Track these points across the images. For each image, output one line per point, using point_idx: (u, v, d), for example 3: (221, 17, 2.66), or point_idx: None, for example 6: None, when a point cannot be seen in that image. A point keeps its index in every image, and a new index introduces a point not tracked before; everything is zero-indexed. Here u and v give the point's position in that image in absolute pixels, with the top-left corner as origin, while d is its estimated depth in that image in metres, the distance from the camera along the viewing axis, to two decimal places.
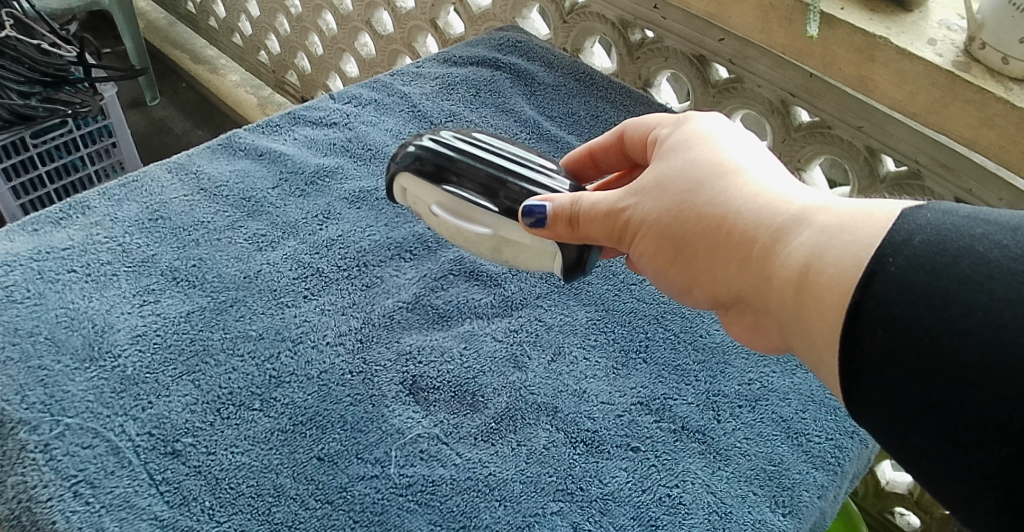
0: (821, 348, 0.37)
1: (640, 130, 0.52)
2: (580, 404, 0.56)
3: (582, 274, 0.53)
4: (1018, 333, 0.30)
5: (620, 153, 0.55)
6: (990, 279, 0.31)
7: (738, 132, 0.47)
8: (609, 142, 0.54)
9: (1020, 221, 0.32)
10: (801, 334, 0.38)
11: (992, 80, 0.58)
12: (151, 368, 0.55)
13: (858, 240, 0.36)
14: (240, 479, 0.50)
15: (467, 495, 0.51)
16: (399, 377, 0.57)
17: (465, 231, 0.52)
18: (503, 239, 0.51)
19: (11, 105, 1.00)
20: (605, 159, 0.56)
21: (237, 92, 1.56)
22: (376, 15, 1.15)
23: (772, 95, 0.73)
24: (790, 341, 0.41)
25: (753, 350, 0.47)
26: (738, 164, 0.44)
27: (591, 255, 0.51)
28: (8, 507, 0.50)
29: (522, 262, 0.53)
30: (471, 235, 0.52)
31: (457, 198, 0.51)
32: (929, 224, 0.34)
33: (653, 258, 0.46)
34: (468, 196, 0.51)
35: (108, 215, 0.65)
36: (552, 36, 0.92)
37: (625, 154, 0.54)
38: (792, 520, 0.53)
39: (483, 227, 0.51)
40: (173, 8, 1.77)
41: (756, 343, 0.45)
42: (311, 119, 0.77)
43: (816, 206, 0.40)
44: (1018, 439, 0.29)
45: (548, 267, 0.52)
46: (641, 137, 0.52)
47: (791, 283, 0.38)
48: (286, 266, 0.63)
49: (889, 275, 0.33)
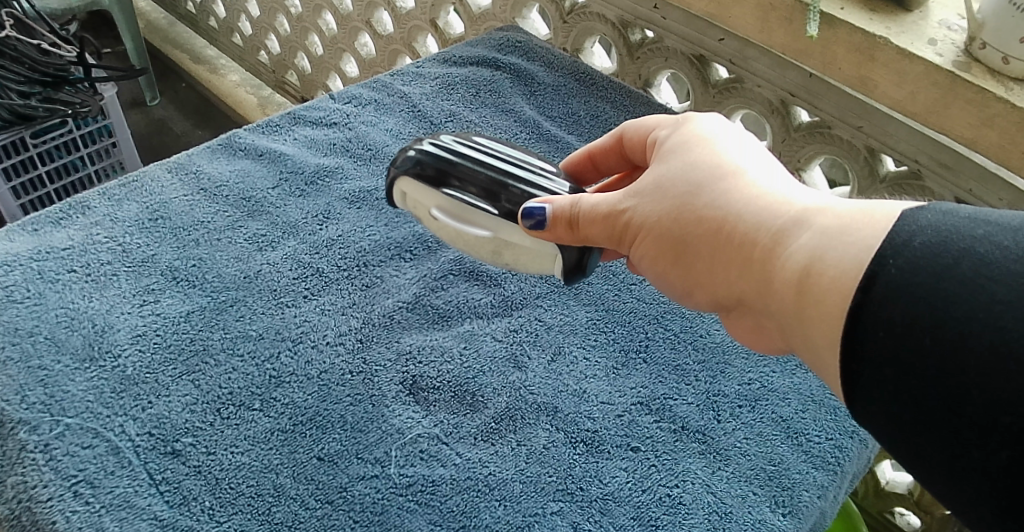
0: (823, 350, 0.37)
1: (640, 132, 0.52)
2: (580, 404, 0.56)
3: (583, 277, 0.52)
4: (1018, 336, 0.30)
5: (620, 156, 0.55)
6: (991, 280, 0.31)
7: (737, 133, 0.47)
8: (610, 145, 0.54)
9: (1021, 221, 0.32)
10: (802, 337, 0.38)
11: (992, 80, 0.58)
12: (151, 368, 0.55)
13: (858, 242, 0.36)
14: (239, 479, 0.50)
15: (467, 495, 0.51)
16: (399, 377, 0.57)
17: (466, 234, 0.52)
18: (503, 242, 0.51)
19: (11, 105, 1.00)
20: (605, 162, 0.56)
21: (237, 92, 1.57)
22: (376, 15, 1.15)
23: (772, 95, 0.73)
24: (791, 343, 0.40)
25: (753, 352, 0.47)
26: (738, 165, 0.44)
27: (592, 257, 0.51)
28: (8, 507, 0.50)
29: (522, 265, 0.53)
30: (472, 238, 0.52)
31: (458, 201, 0.51)
32: (930, 226, 0.34)
33: (653, 260, 0.46)
34: (468, 200, 0.51)
35: (108, 215, 0.65)
36: (552, 36, 0.92)
37: (625, 156, 0.54)
38: (792, 520, 0.53)
39: (483, 230, 0.51)
40: (173, 9, 1.77)
41: (758, 345, 0.45)
42: (311, 119, 0.77)
43: (816, 208, 0.40)
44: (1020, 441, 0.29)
45: (549, 271, 0.53)
46: (641, 140, 0.52)
47: (791, 285, 0.38)
48: (286, 266, 0.63)
49: (890, 276, 0.33)
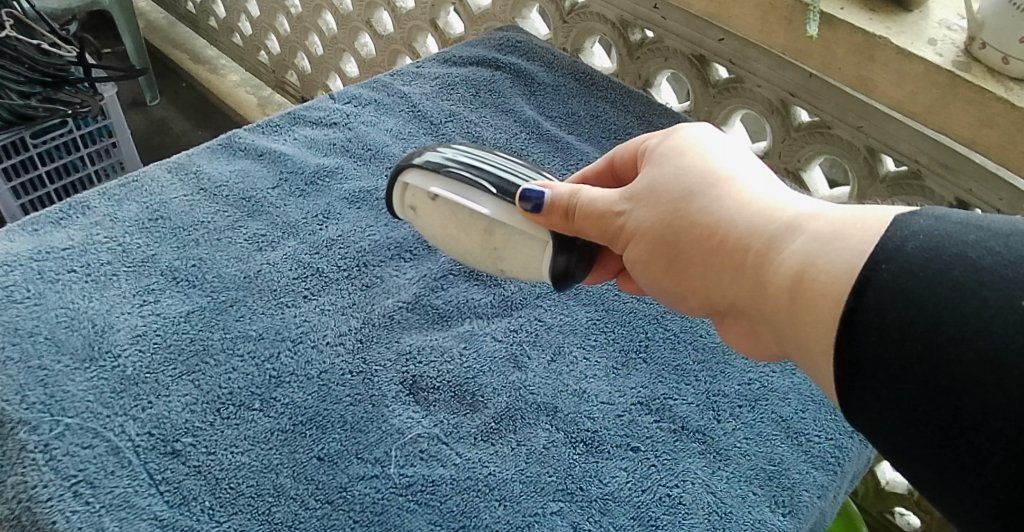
0: (816, 354, 0.37)
1: (630, 143, 0.52)
2: (580, 404, 0.56)
3: (572, 284, 0.52)
4: (1009, 340, 0.30)
5: (612, 179, 0.54)
6: (982, 285, 0.31)
7: (727, 141, 0.47)
8: (601, 169, 0.54)
9: (1012, 227, 0.32)
10: (795, 341, 0.38)
11: (992, 80, 0.58)
12: (151, 368, 0.55)
13: (851, 246, 0.36)
14: (239, 479, 0.50)
15: (467, 494, 0.51)
16: (399, 377, 0.57)
17: (462, 215, 0.52)
18: (495, 220, 0.51)
19: (11, 106, 1.00)
20: (596, 186, 0.55)
21: (237, 92, 1.57)
22: (376, 15, 1.15)
23: (772, 95, 0.73)
24: (785, 348, 0.40)
25: (749, 358, 0.47)
26: (729, 171, 0.44)
27: (581, 268, 0.51)
28: (8, 507, 0.50)
29: (508, 255, 0.52)
30: (465, 215, 0.51)
31: (460, 177, 0.52)
32: (922, 232, 0.34)
33: (647, 264, 0.46)
34: (473, 179, 0.51)
35: (108, 215, 0.65)
36: (552, 36, 0.92)
37: (616, 179, 0.54)
38: (792, 520, 0.53)
39: (480, 207, 0.51)
40: (173, 9, 1.77)
41: (753, 351, 0.45)
42: (311, 119, 0.77)
43: (808, 214, 0.40)
44: (1012, 447, 0.29)
45: (536, 273, 0.52)
46: (630, 155, 0.52)
47: (783, 291, 0.38)
48: (286, 266, 0.63)
49: (882, 281, 0.33)
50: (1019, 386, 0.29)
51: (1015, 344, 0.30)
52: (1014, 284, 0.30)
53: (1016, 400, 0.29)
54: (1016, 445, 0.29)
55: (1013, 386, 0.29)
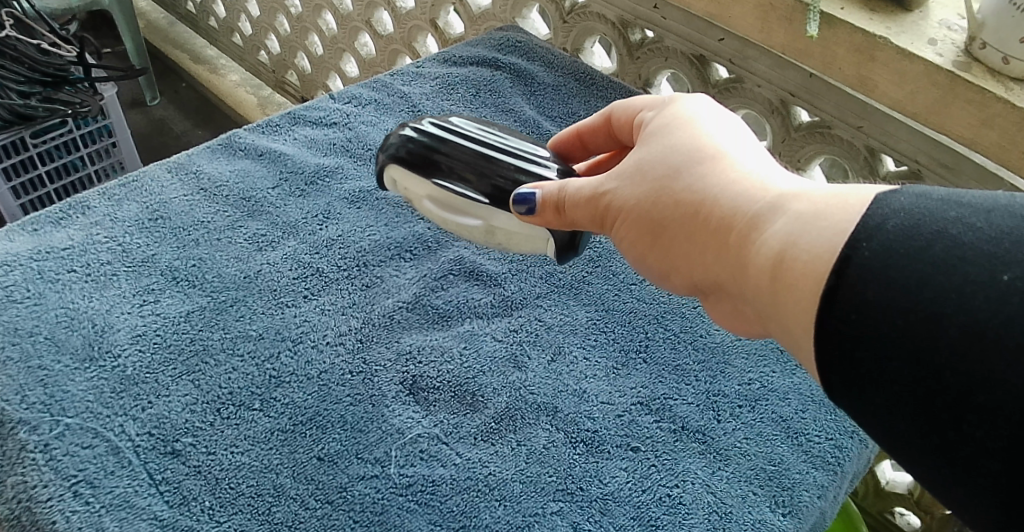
0: (798, 332, 0.36)
1: (627, 112, 0.52)
2: (580, 404, 0.56)
3: (575, 255, 0.54)
4: (989, 315, 0.30)
5: (608, 135, 0.55)
6: (963, 261, 0.31)
7: (720, 114, 0.47)
8: (599, 125, 0.55)
9: (993, 204, 0.32)
10: (776, 319, 0.38)
11: (992, 80, 0.58)
12: (151, 368, 0.55)
13: (832, 226, 0.36)
14: (239, 479, 0.50)
15: (467, 495, 0.51)
16: (399, 377, 0.57)
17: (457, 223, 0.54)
18: (492, 226, 0.53)
19: (11, 105, 1.00)
20: (593, 141, 0.56)
21: (237, 92, 1.57)
22: (376, 15, 1.15)
23: (772, 94, 0.73)
24: (767, 326, 0.40)
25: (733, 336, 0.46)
26: (718, 147, 0.44)
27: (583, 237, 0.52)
28: (8, 507, 0.50)
29: (514, 245, 0.54)
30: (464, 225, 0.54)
31: (445, 190, 0.53)
32: (903, 209, 0.33)
33: (632, 243, 0.46)
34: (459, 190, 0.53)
35: (108, 215, 0.65)
36: (552, 35, 0.92)
37: (612, 135, 0.55)
38: (792, 520, 0.53)
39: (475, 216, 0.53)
40: (173, 8, 1.77)
41: (735, 328, 0.44)
42: (311, 119, 0.77)
43: (792, 194, 0.39)
44: (993, 420, 0.29)
45: (542, 250, 0.54)
46: (627, 120, 0.52)
47: (765, 270, 0.38)
48: (286, 266, 0.63)
49: (863, 259, 0.33)
50: (1000, 359, 0.29)
51: (997, 319, 0.29)
52: (996, 259, 0.30)
53: (998, 374, 0.29)
54: (998, 419, 0.29)
55: (994, 360, 0.29)
